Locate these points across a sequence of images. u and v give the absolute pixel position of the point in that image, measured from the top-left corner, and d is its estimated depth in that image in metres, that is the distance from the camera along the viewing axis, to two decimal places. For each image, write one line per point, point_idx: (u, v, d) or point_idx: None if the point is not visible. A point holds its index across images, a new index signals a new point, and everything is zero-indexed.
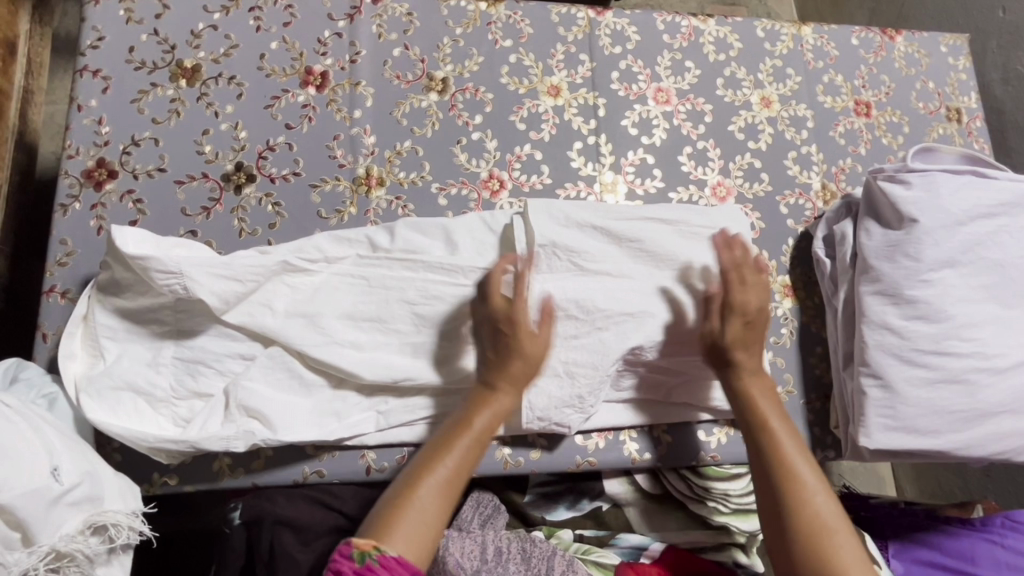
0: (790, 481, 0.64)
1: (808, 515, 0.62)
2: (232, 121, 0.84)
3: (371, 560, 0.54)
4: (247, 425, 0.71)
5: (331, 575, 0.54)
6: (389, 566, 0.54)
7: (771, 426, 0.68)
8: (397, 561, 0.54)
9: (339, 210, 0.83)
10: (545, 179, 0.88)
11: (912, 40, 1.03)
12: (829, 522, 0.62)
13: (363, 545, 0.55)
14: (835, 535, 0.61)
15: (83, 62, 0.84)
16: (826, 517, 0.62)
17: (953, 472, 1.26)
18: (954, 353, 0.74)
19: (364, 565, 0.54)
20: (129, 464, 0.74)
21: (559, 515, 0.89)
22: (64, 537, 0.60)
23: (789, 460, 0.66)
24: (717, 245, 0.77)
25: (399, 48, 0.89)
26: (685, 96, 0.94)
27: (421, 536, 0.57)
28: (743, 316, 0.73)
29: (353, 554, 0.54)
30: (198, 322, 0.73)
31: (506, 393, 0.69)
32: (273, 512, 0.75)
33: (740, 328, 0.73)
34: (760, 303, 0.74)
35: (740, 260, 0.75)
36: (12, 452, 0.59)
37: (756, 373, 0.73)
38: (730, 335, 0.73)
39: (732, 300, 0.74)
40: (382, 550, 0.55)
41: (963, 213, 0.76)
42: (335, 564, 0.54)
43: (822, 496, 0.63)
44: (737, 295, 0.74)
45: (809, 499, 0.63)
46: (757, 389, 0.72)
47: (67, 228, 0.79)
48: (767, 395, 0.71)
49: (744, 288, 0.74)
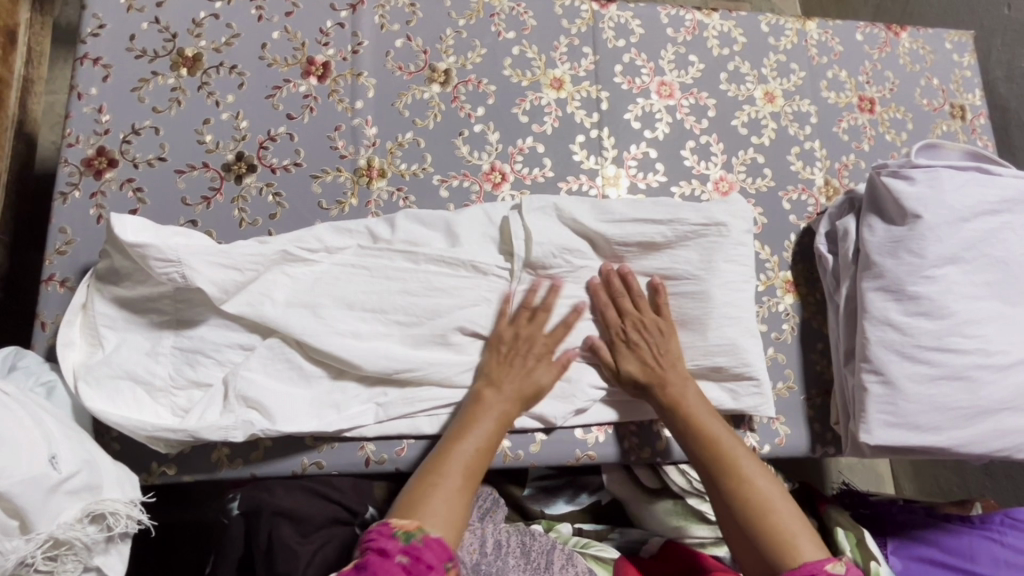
0: (729, 468, 0.69)
1: (749, 496, 0.67)
2: (233, 111, 0.83)
3: (415, 540, 0.59)
4: (247, 415, 0.70)
5: (376, 553, 0.58)
6: (430, 546, 0.59)
7: (699, 419, 0.72)
8: (434, 543, 0.60)
9: (340, 201, 0.83)
10: (547, 172, 0.87)
11: (917, 37, 1.03)
12: (770, 500, 0.67)
13: (405, 526, 0.60)
14: (776, 510, 0.66)
15: (84, 50, 0.83)
16: (766, 494, 0.67)
17: (952, 470, 1.25)
18: (956, 350, 0.74)
19: (409, 544, 0.59)
20: (127, 453, 0.73)
21: (558, 509, 0.89)
22: (62, 525, 0.60)
23: (724, 449, 0.70)
24: (602, 273, 0.78)
25: (402, 39, 0.89)
26: (688, 90, 0.93)
27: (444, 522, 0.63)
28: (624, 342, 0.76)
29: (397, 534, 0.59)
30: (197, 312, 0.73)
31: (513, 403, 0.73)
32: (272, 503, 0.74)
33: (633, 355, 0.76)
34: (651, 326, 0.76)
35: (614, 293, 0.78)
36: (10, 439, 0.59)
37: (682, 377, 0.75)
38: (623, 361, 0.76)
39: (620, 328, 0.77)
40: (425, 532, 0.60)
41: (967, 209, 0.76)
42: (378, 542, 0.59)
43: (758, 475, 0.68)
44: (624, 325, 0.77)
45: (748, 481, 0.68)
46: (680, 384, 0.74)
47: (66, 217, 0.78)
48: (687, 391, 0.74)
49: (625, 321, 0.77)
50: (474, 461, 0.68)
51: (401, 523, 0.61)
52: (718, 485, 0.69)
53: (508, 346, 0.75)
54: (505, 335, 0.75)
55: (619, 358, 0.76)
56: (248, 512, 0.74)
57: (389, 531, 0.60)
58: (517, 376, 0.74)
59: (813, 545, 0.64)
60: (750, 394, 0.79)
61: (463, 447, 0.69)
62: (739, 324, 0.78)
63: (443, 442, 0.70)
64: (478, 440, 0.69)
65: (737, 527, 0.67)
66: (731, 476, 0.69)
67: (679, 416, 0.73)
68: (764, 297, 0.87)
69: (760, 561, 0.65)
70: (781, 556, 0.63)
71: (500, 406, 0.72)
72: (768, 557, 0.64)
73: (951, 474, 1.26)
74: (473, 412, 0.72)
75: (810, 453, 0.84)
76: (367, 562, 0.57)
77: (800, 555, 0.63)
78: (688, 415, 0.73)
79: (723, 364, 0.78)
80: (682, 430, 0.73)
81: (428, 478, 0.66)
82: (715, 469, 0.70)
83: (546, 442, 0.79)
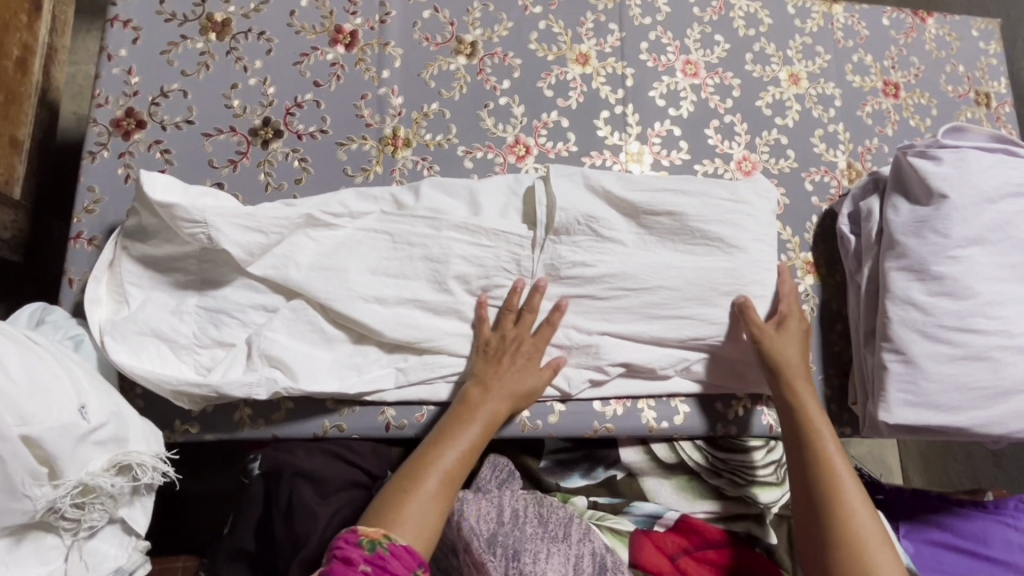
0: (837, 493, 0.67)
1: (847, 527, 0.65)
2: (261, 76, 0.84)
3: (380, 548, 0.56)
4: (270, 373, 0.71)
5: (339, 563, 0.55)
6: (397, 555, 0.56)
7: (819, 433, 0.71)
8: (404, 550, 0.57)
9: (365, 168, 0.83)
10: (570, 147, 0.87)
11: (944, 23, 1.02)
12: (866, 531, 0.65)
13: (372, 534, 0.58)
14: (868, 542, 0.64)
15: (114, 12, 0.84)
16: (866, 530, 0.65)
17: (962, 462, 1.26)
18: (978, 330, 0.74)
19: (375, 553, 0.56)
20: (152, 409, 0.75)
21: (573, 483, 0.88)
22: (90, 474, 0.61)
23: (834, 467, 0.69)
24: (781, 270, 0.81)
25: (430, 10, 0.89)
26: (714, 69, 0.93)
27: (423, 528, 0.61)
28: (802, 328, 0.78)
29: (362, 542, 0.56)
30: (222, 273, 0.73)
31: (500, 405, 0.72)
32: (293, 463, 0.75)
33: (800, 335, 0.78)
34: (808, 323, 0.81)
35: (642, 268, 0.77)
36: (42, 387, 0.60)
37: (805, 380, 0.75)
38: (789, 338, 0.77)
39: (802, 325, 0.79)
40: (391, 539, 0.58)
41: (993, 190, 0.76)
42: (343, 551, 0.56)
43: (864, 512, 0.66)
44: (800, 318, 0.79)
45: (850, 512, 0.66)
46: (805, 394, 0.74)
47: (95, 175, 0.79)
48: (813, 404, 0.73)
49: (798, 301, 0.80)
50: (455, 468, 0.66)
51: (368, 531, 0.58)
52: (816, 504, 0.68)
53: (494, 349, 0.75)
54: (499, 340, 0.75)
55: (784, 329, 0.77)
56: (269, 472, 0.76)
57: (355, 539, 0.57)
58: (504, 377, 0.73)
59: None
60: None
61: (453, 451, 0.67)
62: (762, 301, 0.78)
63: (432, 436, 0.69)
64: (467, 441, 0.68)
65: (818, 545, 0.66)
66: (834, 495, 0.67)
67: (800, 427, 0.72)
68: None
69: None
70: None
71: (490, 407, 0.71)
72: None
73: (961, 465, 1.27)
74: (466, 407, 0.71)
75: None
76: (330, 570, 0.55)
77: None
78: (809, 430, 0.71)
79: None
80: (796, 439, 0.72)
81: (414, 473, 0.65)
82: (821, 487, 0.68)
83: (564, 412, 0.80)
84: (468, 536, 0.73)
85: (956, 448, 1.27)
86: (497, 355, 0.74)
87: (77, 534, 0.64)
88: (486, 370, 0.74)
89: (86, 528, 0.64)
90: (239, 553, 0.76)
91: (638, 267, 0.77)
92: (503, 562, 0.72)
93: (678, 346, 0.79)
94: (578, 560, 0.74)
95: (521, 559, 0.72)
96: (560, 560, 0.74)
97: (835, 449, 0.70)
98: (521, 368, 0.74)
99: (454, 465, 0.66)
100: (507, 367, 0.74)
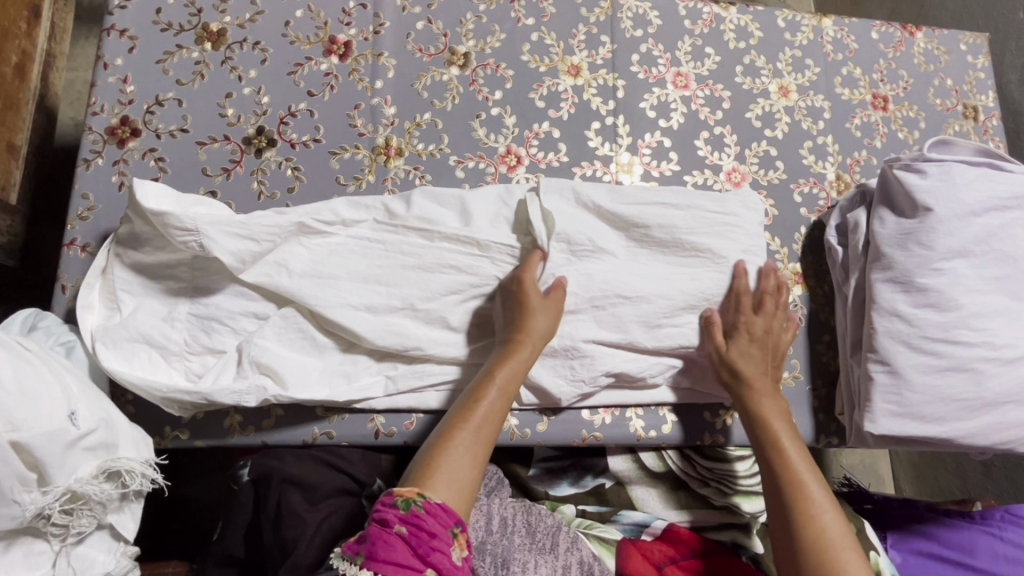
0: (802, 502, 0.67)
1: (814, 530, 0.65)
2: (255, 86, 0.85)
3: (415, 507, 0.57)
4: (260, 381, 0.71)
5: (377, 526, 0.56)
6: (433, 513, 0.57)
7: (783, 443, 0.72)
8: (438, 507, 0.57)
9: (357, 177, 0.84)
10: (561, 157, 0.88)
11: (932, 37, 1.03)
12: (833, 536, 0.64)
13: (406, 493, 0.58)
14: (835, 545, 0.63)
15: (111, 22, 0.85)
16: (831, 534, 0.64)
17: (952, 472, 1.27)
18: (963, 342, 0.75)
19: (410, 512, 0.56)
20: (143, 416, 0.76)
21: (562, 491, 0.90)
22: (79, 480, 0.62)
23: (799, 476, 0.69)
24: (738, 270, 0.79)
25: (423, 22, 0.90)
26: (704, 81, 0.94)
27: (457, 487, 0.60)
28: (752, 343, 0.77)
29: (397, 502, 0.57)
30: (213, 281, 0.74)
31: (529, 353, 0.72)
32: (282, 470, 0.75)
33: (749, 346, 0.77)
34: (773, 321, 0.79)
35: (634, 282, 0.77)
36: (34, 393, 0.60)
37: (772, 395, 0.76)
38: (742, 354, 0.76)
39: (751, 342, 0.77)
40: (425, 498, 0.58)
41: (978, 204, 0.77)
42: (381, 514, 0.57)
43: (830, 513, 0.66)
44: (750, 334, 0.77)
45: (816, 517, 0.66)
46: (771, 410, 0.75)
47: (89, 183, 0.80)
48: (778, 414, 0.75)
49: (751, 316, 0.78)
50: (489, 421, 0.67)
51: (403, 491, 0.58)
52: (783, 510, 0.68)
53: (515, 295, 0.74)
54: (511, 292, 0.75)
55: (734, 345, 0.77)
56: (258, 479, 0.77)
57: (390, 500, 0.57)
58: (525, 319, 0.73)
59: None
60: None
61: (485, 404, 0.68)
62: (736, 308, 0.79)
63: (464, 394, 0.70)
64: (498, 391, 0.69)
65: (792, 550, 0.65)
66: (800, 501, 0.67)
67: (765, 438, 0.73)
68: None
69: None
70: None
71: (520, 354, 0.71)
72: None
73: (951, 475, 1.27)
74: (494, 362, 0.72)
75: (813, 442, 0.86)
76: (369, 534, 0.56)
77: None
78: (776, 443, 0.72)
79: None
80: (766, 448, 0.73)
81: (450, 426, 0.65)
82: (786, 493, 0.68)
83: (553, 420, 0.81)
84: None
85: (946, 458, 1.28)
86: (519, 301, 0.74)
87: (65, 540, 0.64)
88: (514, 321, 0.73)
89: (74, 534, 0.64)
90: (228, 559, 0.77)
91: (626, 277, 0.77)
92: (492, 569, 0.72)
93: (665, 356, 0.80)
94: (566, 569, 0.74)
95: (510, 567, 0.72)
96: (548, 571, 0.73)
97: (799, 457, 0.71)
98: (542, 309, 0.73)
99: (486, 418, 0.67)
100: (529, 311, 0.73)
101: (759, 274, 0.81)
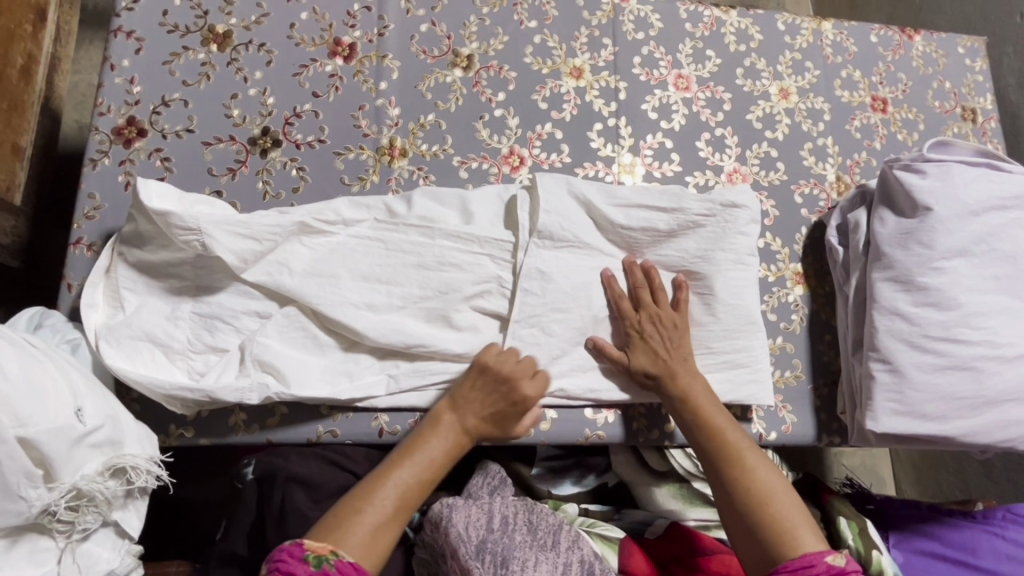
0: (734, 462, 0.68)
1: (748, 485, 0.66)
2: (261, 87, 0.85)
3: (326, 564, 0.58)
4: (262, 378, 0.72)
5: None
6: (343, 571, 0.58)
7: (704, 407, 0.72)
8: (350, 565, 0.59)
9: (362, 177, 0.85)
10: (564, 157, 0.89)
11: (930, 40, 1.04)
12: (770, 491, 0.66)
13: (318, 550, 0.59)
14: (776, 498, 0.65)
15: (118, 23, 0.85)
16: (767, 489, 0.66)
17: (953, 473, 1.28)
18: (963, 341, 0.75)
19: (320, 568, 0.57)
20: (147, 415, 0.76)
21: (565, 490, 0.93)
22: (84, 477, 0.62)
23: (726, 437, 0.70)
24: (628, 265, 0.79)
25: (427, 24, 0.91)
26: (705, 83, 0.95)
27: (370, 538, 0.62)
28: (651, 352, 0.76)
29: (307, 557, 0.58)
30: (217, 280, 0.74)
31: (468, 429, 0.72)
32: (286, 469, 0.77)
33: (646, 348, 0.76)
34: (665, 324, 0.77)
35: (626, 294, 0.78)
36: (40, 390, 0.61)
37: (692, 373, 0.75)
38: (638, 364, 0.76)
39: (649, 353, 0.76)
40: (339, 555, 0.59)
41: (977, 204, 0.78)
42: (286, 564, 0.57)
43: (761, 466, 0.68)
44: (647, 346, 0.76)
45: (750, 477, 0.67)
46: (692, 385, 0.74)
47: (96, 182, 0.81)
48: (698, 383, 0.74)
49: (646, 324, 0.77)
50: (420, 479, 0.67)
51: (314, 546, 0.59)
52: (717, 476, 0.68)
53: (495, 380, 0.73)
54: (480, 381, 0.73)
55: (635, 354, 0.76)
56: (262, 477, 0.77)
57: (299, 553, 0.58)
58: (480, 408, 0.73)
59: (813, 537, 0.62)
60: (748, 379, 0.79)
61: (415, 461, 0.68)
62: (738, 306, 0.79)
63: (400, 447, 0.70)
64: (429, 453, 0.69)
65: (736, 511, 0.66)
66: (733, 464, 0.68)
67: (687, 408, 0.73)
68: (774, 287, 0.89)
69: (761, 560, 0.62)
70: (781, 548, 0.61)
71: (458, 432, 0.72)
72: (767, 550, 0.62)
73: (952, 476, 1.28)
74: (429, 423, 0.72)
75: (815, 442, 0.85)
76: None
77: (802, 547, 0.61)
78: (698, 410, 0.72)
79: (732, 355, 0.79)
80: (685, 416, 0.73)
81: (376, 478, 0.66)
82: (718, 459, 0.69)
83: (557, 419, 0.80)
84: (455, 542, 0.72)
85: (947, 459, 1.28)
86: (502, 387, 0.73)
87: (70, 537, 0.65)
88: (481, 412, 0.73)
89: (79, 530, 0.64)
90: (230, 557, 0.78)
91: None
92: (491, 569, 0.71)
93: None
94: (567, 567, 0.74)
95: (509, 567, 0.71)
96: (549, 568, 0.73)
97: (721, 419, 0.72)
98: (510, 413, 0.74)
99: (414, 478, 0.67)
100: (500, 406, 0.73)
101: (625, 271, 0.80)
